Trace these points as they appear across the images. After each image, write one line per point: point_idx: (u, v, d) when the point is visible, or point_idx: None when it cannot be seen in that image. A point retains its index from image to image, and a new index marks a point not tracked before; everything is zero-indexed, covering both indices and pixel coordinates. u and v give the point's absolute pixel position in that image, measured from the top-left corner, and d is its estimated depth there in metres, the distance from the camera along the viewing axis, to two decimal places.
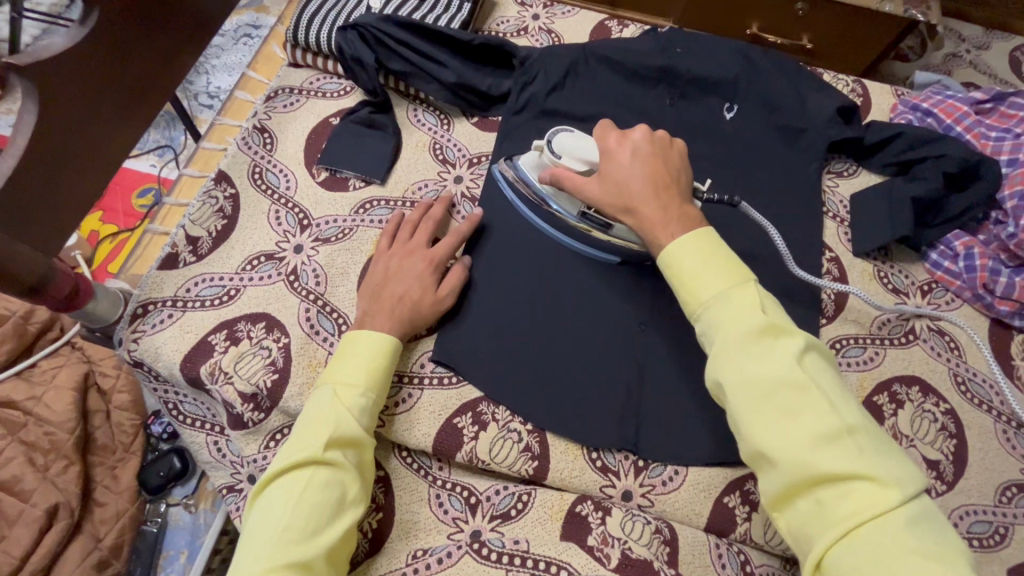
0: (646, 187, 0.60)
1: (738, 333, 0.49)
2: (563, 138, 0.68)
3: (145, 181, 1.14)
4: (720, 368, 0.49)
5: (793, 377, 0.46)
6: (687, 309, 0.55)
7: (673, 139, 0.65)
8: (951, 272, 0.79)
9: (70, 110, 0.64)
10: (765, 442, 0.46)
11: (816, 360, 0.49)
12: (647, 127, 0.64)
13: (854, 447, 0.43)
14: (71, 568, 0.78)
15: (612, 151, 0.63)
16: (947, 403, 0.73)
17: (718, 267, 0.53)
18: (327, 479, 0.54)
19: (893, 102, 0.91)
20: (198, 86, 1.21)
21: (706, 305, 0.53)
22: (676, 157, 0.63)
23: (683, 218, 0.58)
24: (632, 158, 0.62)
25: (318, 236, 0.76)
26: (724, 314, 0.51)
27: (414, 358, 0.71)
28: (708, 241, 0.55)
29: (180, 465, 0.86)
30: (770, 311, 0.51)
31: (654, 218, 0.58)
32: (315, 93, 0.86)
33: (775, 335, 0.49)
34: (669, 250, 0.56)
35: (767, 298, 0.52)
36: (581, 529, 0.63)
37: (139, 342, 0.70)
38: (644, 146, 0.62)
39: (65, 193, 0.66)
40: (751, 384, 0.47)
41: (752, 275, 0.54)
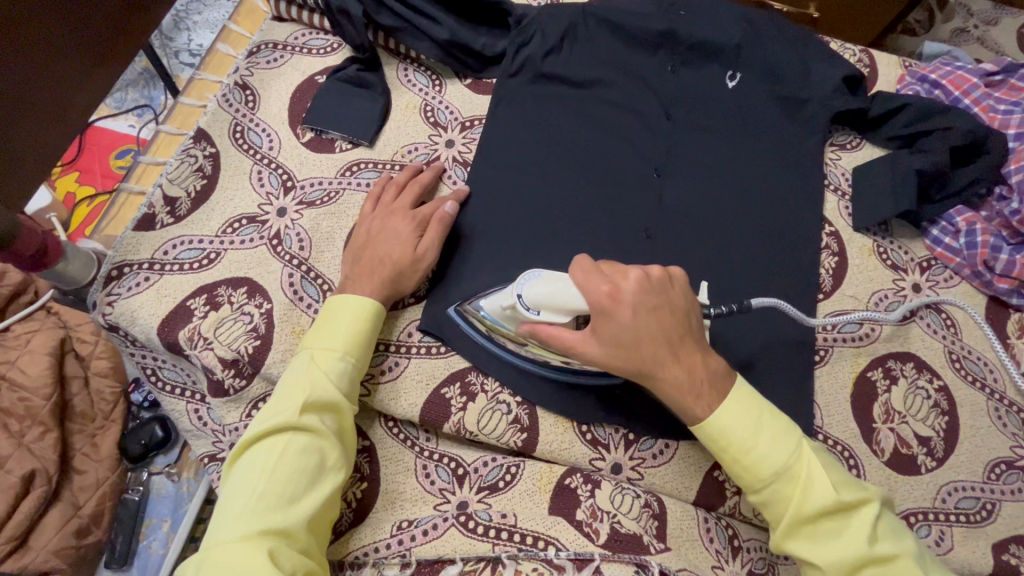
0: (662, 350, 0.54)
1: (807, 514, 0.51)
2: (533, 287, 0.57)
3: (125, 142, 1.09)
4: (796, 546, 0.52)
5: (875, 553, 0.49)
6: (741, 481, 0.55)
7: (671, 270, 0.56)
8: (951, 249, 0.77)
9: (22, 55, 0.60)
10: None
11: (886, 520, 0.52)
12: (642, 270, 0.54)
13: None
14: (49, 536, 0.76)
15: (607, 307, 0.53)
16: (941, 380, 0.72)
17: (770, 434, 0.54)
18: (305, 446, 0.52)
19: (901, 72, 0.88)
20: (179, 42, 1.16)
21: (766, 483, 0.53)
22: (681, 294, 0.55)
23: (710, 378, 0.55)
24: (633, 316, 0.53)
25: (303, 198, 0.73)
26: (787, 488, 0.53)
27: (400, 327, 0.69)
28: (746, 398, 0.55)
29: (162, 434, 0.85)
30: (837, 481, 0.52)
31: (679, 383, 0.54)
32: (299, 49, 0.82)
33: (846, 507, 0.51)
34: (710, 422, 0.55)
35: (821, 457, 0.54)
36: (570, 502, 0.62)
37: (115, 306, 0.67)
38: (644, 296, 0.54)
39: (20, 146, 0.62)
40: (836, 568, 0.50)
41: (795, 428, 0.55)
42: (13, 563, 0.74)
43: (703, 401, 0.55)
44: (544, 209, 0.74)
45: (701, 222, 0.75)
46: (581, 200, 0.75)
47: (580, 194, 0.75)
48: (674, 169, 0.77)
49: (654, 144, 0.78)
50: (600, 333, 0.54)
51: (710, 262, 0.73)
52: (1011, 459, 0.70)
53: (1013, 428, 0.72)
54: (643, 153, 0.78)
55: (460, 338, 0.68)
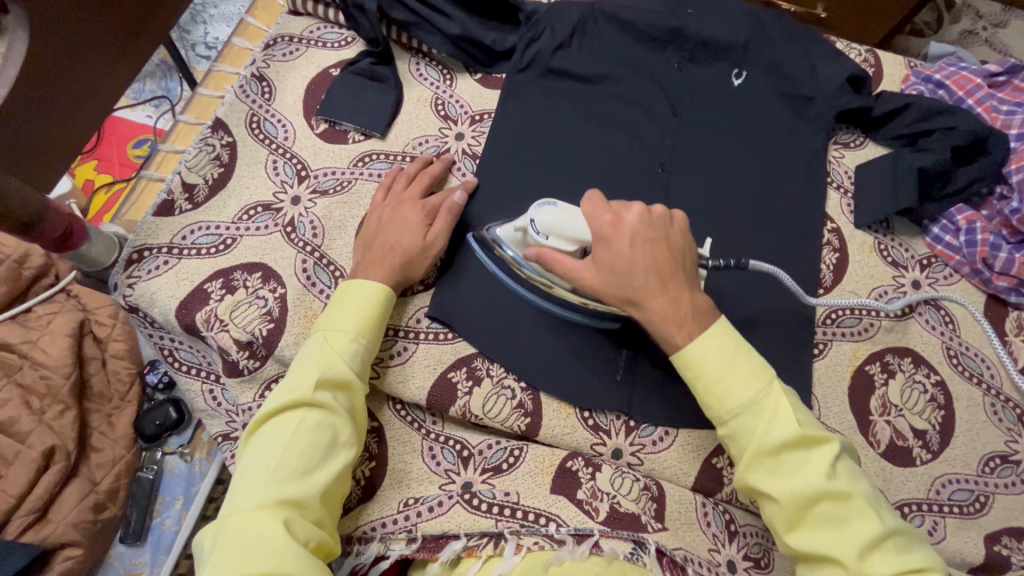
0: (652, 279, 0.56)
1: (770, 445, 0.52)
2: (546, 213, 0.61)
3: (141, 132, 1.12)
4: (754, 477, 0.52)
5: (833, 488, 0.50)
6: (710, 410, 0.56)
7: (673, 212, 0.60)
8: (951, 247, 0.78)
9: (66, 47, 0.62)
10: (808, 545, 0.50)
11: (846, 461, 0.52)
12: (644, 205, 0.58)
13: (894, 547, 0.48)
14: (66, 511, 0.78)
15: (607, 235, 0.57)
16: (938, 375, 0.74)
17: (742, 369, 0.54)
18: (318, 421, 0.55)
19: (905, 73, 0.89)
20: (195, 35, 1.18)
21: (733, 415, 0.54)
22: (680, 234, 0.59)
23: (696, 312, 0.56)
24: (631, 245, 0.57)
25: (316, 187, 0.75)
26: (753, 422, 0.53)
27: (409, 313, 0.71)
28: (724, 334, 0.56)
29: (176, 415, 0.87)
30: (802, 417, 0.53)
31: (665, 313, 0.56)
32: (314, 43, 0.84)
33: (809, 443, 0.52)
34: (689, 352, 0.55)
35: (791, 397, 0.54)
36: (571, 483, 0.64)
37: (135, 288, 0.69)
38: (645, 228, 0.57)
39: (52, 129, 0.65)
40: (793, 500, 0.50)
41: (769, 369, 0.55)
42: (33, 534, 0.77)
43: (686, 330, 0.56)
44: (550, 201, 0.76)
45: (704, 216, 0.77)
46: (587, 193, 0.77)
47: (586, 187, 0.77)
48: (679, 165, 0.79)
49: (659, 140, 0.80)
50: (598, 260, 0.58)
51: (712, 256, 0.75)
52: (1006, 454, 0.71)
53: (1009, 423, 0.73)
54: (648, 149, 0.79)
55: (483, 272, 0.71)
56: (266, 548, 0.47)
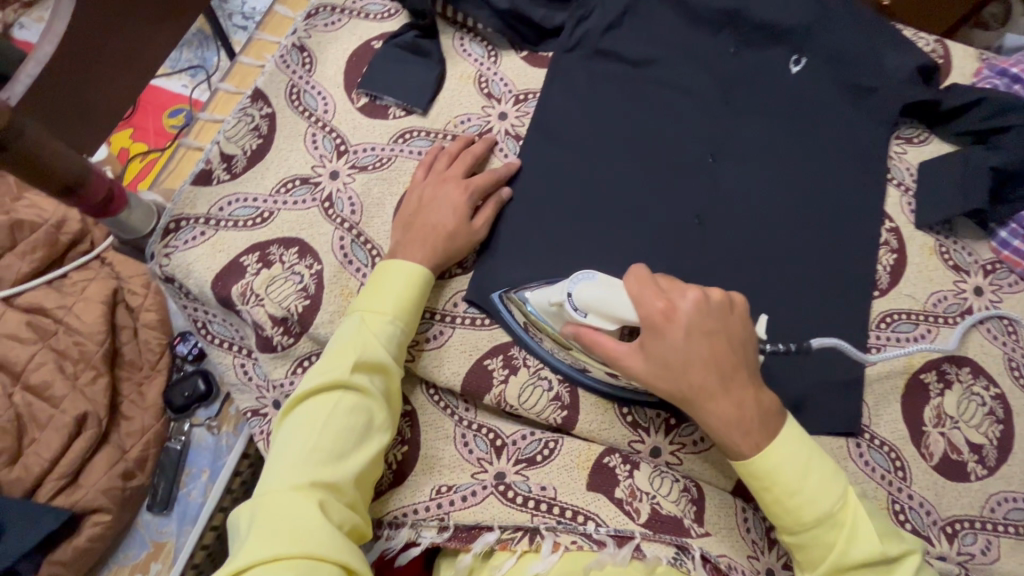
0: (712, 378, 0.53)
1: (849, 563, 0.50)
2: (586, 288, 0.56)
3: (177, 101, 1.11)
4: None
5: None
6: (779, 522, 0.53)
7: (733, 296, 0.55)
8: (1020, 253, 0.74)
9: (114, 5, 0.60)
10: None
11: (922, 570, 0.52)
12: (702, 292, 0.54)
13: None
14: (97, 476, 0.80)
15: (659, 325, 0.53)
16: (998, 387, 0.70)
17: (818, 476, 0.52)
18: (354, 404, 0.53)
19: (977, 66, 0.83)
20: (232, 5, 1.16)
21: (808, 527, 0.51)
22: (740, 325, 0.55)
23: (760, 413, 0.53)
24: (687, 338, 0.53)
25: (355, 162, 0.73)
26: (829, 536, 0.51)
27: (447, 296, 0.69)
28: (796, 439, 0.53)
29: (204, 387, 0.86)
30: (881, 529, 0.51)
31: (727, 418, 0.53)
32: (357, 14, 0.82)
33: (889, 559, 0.50)
34: (756, 463, 0.53)
35: (865, 504, 0.53)
36: (609, 479, 0.62)
37: (171, 258, 0.68)
38: (700, 318, 0.53)
39: (98, 88, 0.63)
40: None
41: (842, 473, 0.53)
42: (64, 498, 0.78)
43: (752, 439, 0.53)
44: (595, 186, 0.73)
45: (756, 210, 0.73)
46: (634, 179, 0.73)
47: (633, 174, 0.74)
48: (731, 155, 0.75)
49: (711, 128, 0.76)
50: (648, 349, 0.54)
51: (763, 251, 0.72)
52: None
53: None
54: (699, 136, 0.76)
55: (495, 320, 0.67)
56: (304, 531, 0.46)
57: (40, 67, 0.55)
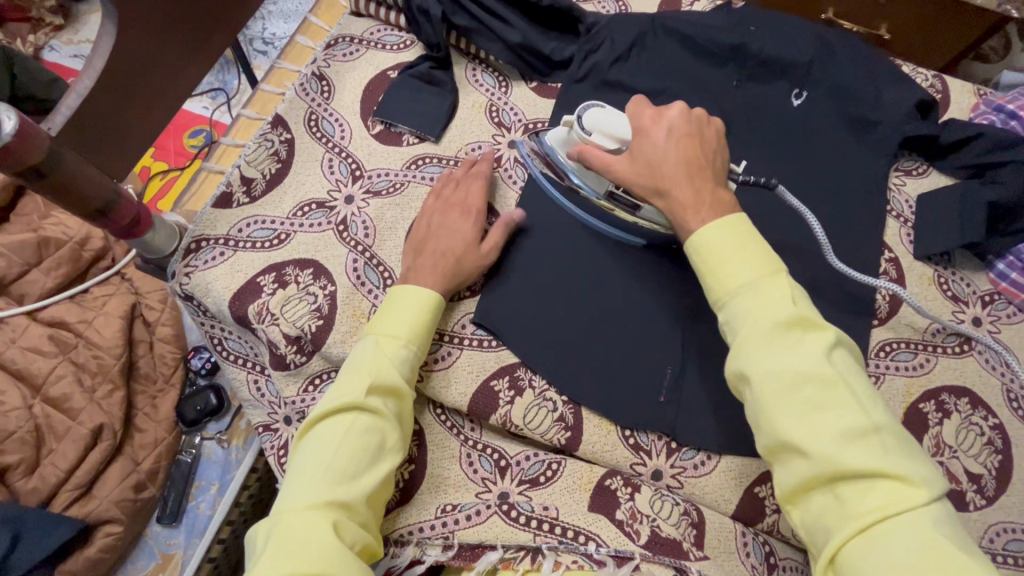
0: (680, 170, 0.57)
1: (764, 325, 0.49)
2: (593, 113, 0.64)
3: (198, 122, 1.15)
4: (742, 357, 0.49)
5: (820, 371, 0.46)
6: (711, 295, 0.54)
7: (712, 117, 0.62)
8: (1017, 285, 0.75)
9: (146, 41, 0.64)
10: (786, 431, 0.46)
11: (844, 355, 0.49)
12: (685, 105, 0.60)
13: (880, 443, 0.44)
14: (111, 486, 0.82)
15: (647, 128, 0.60)
16: (996, 417, 0.71)
17: (748, 254, 0.53)
18: (369, 425, 0.55)
19: (974, 101, 0.86)
20: (254, 30, 1.21)
21: (733, 294, 0.52)
22: (714, 136, 0.60)
23: (716, 203, 0.56)
24: (667, 136, 0.59)
25: (370, 188, 0.76)
26: (750, 302, 0.51)
27: (456, 318, 0.71)
28: (735, 225, 0.54)
29: (216, 401, 0.88)
30: (800, 301, 0.50)
31: (687, 201, 0.56)
32: (374, 44, 0.85)
33: (803, 328, 0.49)
34: (696, 236, 0.55)
35: (798, 289, 0.52)
36: (610, 502, 0.64)
37: (192, 277, 0.71)
38: (682, 125, 0.59)
39: (137, 120, 0.67)
40: (778, 377, 0.47)
41: (777, 260, 0.53)
42: (79, 508, 0.80)
43: (702, 217, 0.55)
44: None
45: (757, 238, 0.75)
46: None
47: None
48: None
49: None
50: (633, 150, 0.60)
51: None
52: None
53: None
54: None
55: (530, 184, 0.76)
56: (317, 549, 0.47)
57: (78, 100, 0.59)
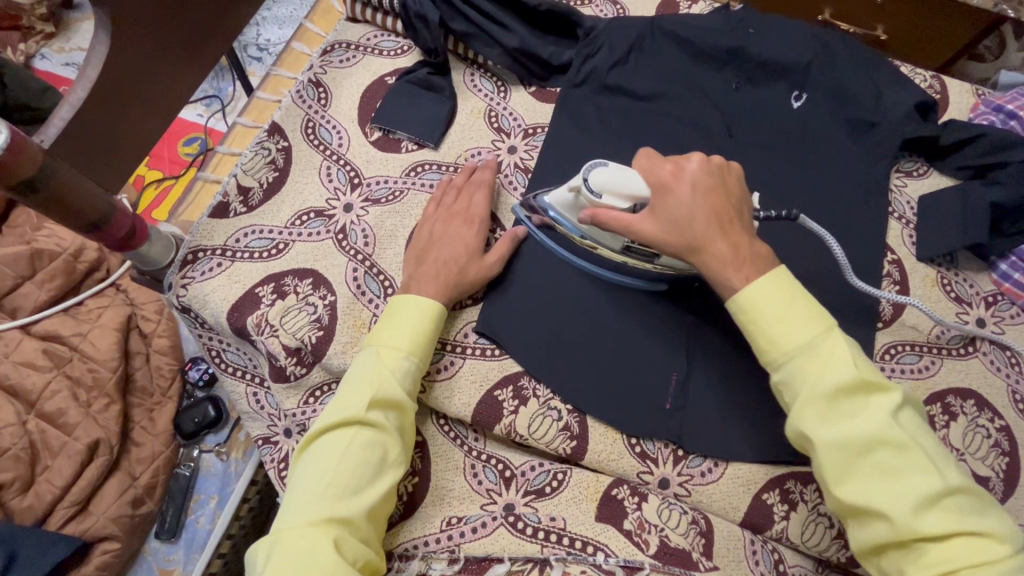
0: (712, 228, 0.56)
1: (827, 393, 0.50)
2: (600, 172, 0.61)
3: (192, 129, 1.13)
4: (807, 423, 0.50)
5: (889, 436, 0.48)
6: (765, 357, 0.54)
7: (728, 163, 0.60)
8: (1020, 285, 0.75)
9: (140, 50, 0.63)
10: (861, 498, 0.48)
11: (905, 411, 0.50)
12: (703, 154, 0.58)
13: (953, 505, 0.46)
14: (108, 503, 0.80)
15: (668, 185, 0.58)
16: (1002, 419, 0.70)
17: (803, 314, 0.53)
18: (370, 439, 0.54)
19: (973, 101, 0.86)
20: (248, 36, 1.20)
21: (792, 358, 0.52)
22: (735, 183, 0.59)
23: (753, 257, 0.55)
24: (691, 192, 0.57)
25: (369, 196, 0.75)
26: (811, 369, 0.51)
27: (458, 327, 0.70)
28: (786, 284, 0.54)
29: (214, 413, 0.87)
30: (858, 362, 0.51)
31: (723, 257, 0.55)
32: (371, 50, 0.84)
33: (867, 391, 0.50)
34: (745, 296, 0.54)
35: (854, 347, 0.53)
36: (617, 511, 0.63)
37: (189, 288, 0.70)
38: (704, 177, 0.57)
39: (131, 130, 0.66)
40: (847, 445, 0.49)
41: (829, 317, 0.54)
42: (75, 526, 0.78)
43: (744, 274, 0.55)
44: None
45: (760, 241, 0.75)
46: None
47: None
48: None
49: None
50: (658, 209, 0.58)
51: None
52: None
53: None
54: None
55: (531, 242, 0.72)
56: (318, 567, 0.46)
57: (72, 112, 0.58)
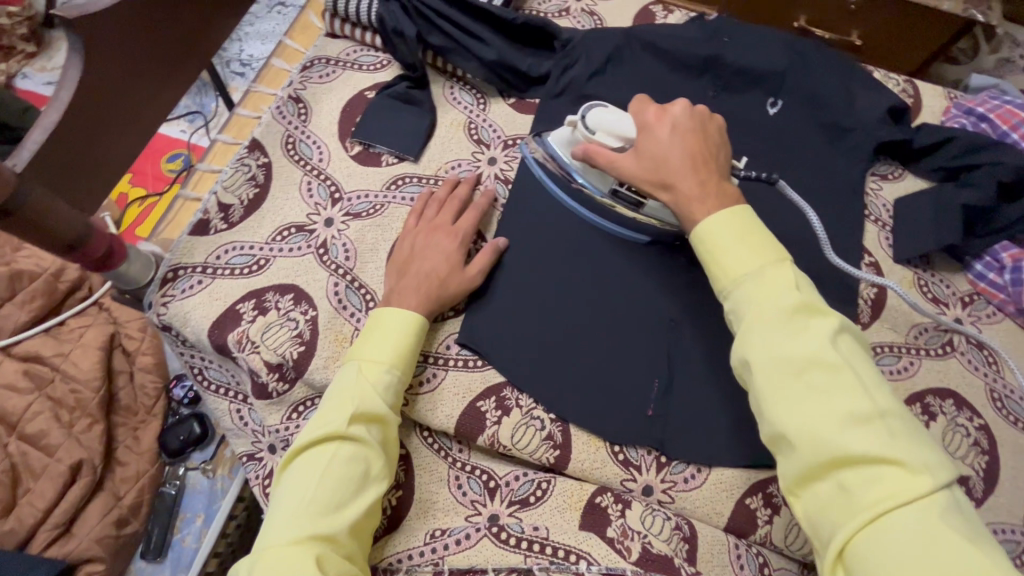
0: (685, 164, 0.58)
1: (771, 311, 0.49)
2: (596, 113, 0.65)
3: (174, 146, 1.14)
4: (747, 342, 0.49)
5: (823, 356, 0.46)
6: (716, 284, 0.54)
7: (713, 115, 0.63)
8: (995, 285, 0.76)
9: (114, 70, 0.63)
10: (787, 417, 0.45)
11: (847, 340, 0.49)
12: (688, 102, 0.61)
13: (886, 428, 0.43)
14: (91, 524, 0.80)
15: (650, 125, 0.61)
16: (981, 418, 0.71)
17: (754, 242, 0.53)
18: (352, 454, 0.54)
19: (945, 105, 0.87)
20: (231, 52, 1.20)
21: (740, 279, 0.52)
22: (716, 133, 0.61)
23: (722, 196, 0.56)
24: (670, 132, 0.60)
25: (349, 210, 0.76)
26: (756, 290, 0.51)
27: (440, 339, 0.70)
28: (743, 218, 0.54)
29: (200, 430, 0.86)
30: (804, 289, 0.50)
31: (691, 191, 0.56)
32: (350, 66, 0.85)
33: (809, 315, 0.49)
34: (701, 227, 0.55)
35: (802, 278, 0.52)
36: (600, 520, 0.63)
37: (169, 307, 0.70)
38: (687, 122, 0.60)
39: (106, 151, 0.66)
40: (783, 362, 0.47)
41: (784, 251, 0.53)
42: (57, 549, 0.78)
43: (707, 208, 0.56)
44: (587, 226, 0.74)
45: None
46: None
47: None
48: None
49: None
50: (637, 148, 0.60)
51: None
52: None
53: None
54: None
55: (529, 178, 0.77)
56: None
57: (45, 135, 0.58)
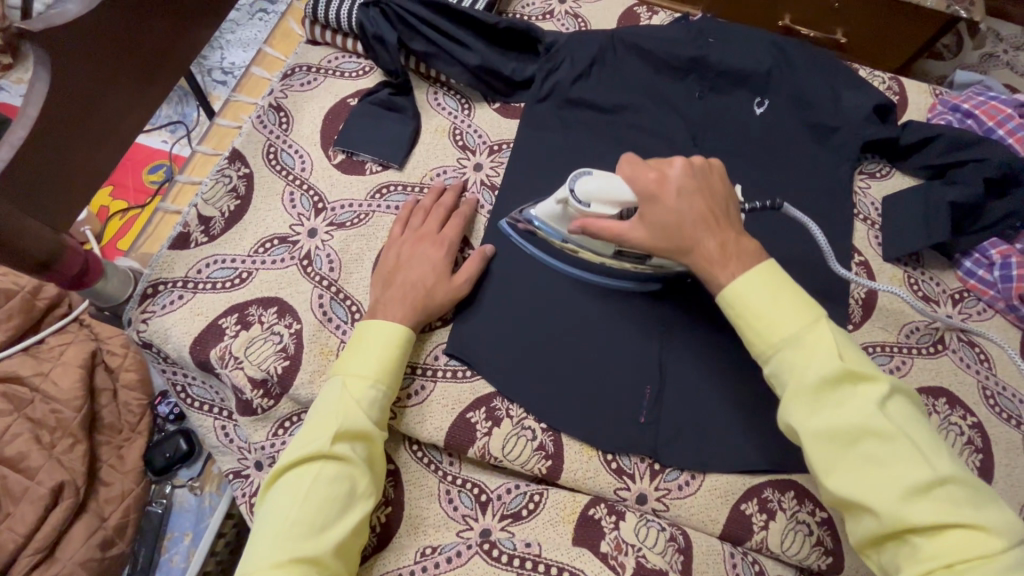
0: (701, 231, 0.57)
1: (812, 383, 0.49)
2: (586, 182, 0.62)
3: (157, 157, 1.12)
4: (793, 414, 0.49)
5: (875, 425, 0.46)
6: (753, 348, 0.54)
7: (710, 160, 0.61)
8: (985, 281, 0.76)
9: (81, 84, 0.61)
10: (848, 491, 0.46)
11: (896, 400, 0.49)
12: (685, 158, 0.59)
13: (947, 495, 0.44)
14: (75, 547, 0.78)
15: (653, 191, 0.58)
16: (974, 416, 0.71)
17: (788, 303, 0.52)
18: (335, 474, 0.53)
19: (931, 101, 0.87)
20: (212, 60, 1.19)
21: (777, 347, 0.52)
22: (718, 182, 0.60)
23: (739, 254, 0.56)
24: (677, 197, 0.57)
25: (333, 220, 0.74)
26: (796, 358, 0.50)
27: (428, 349, 0.69)
28: (774, 276, 0.54)
29: (186, 446, 0.85)
30: (844, 352, 0.50)
31: (712, 255, 0.56)
32: (332, 73, 0.84)
33: (854, 380, 0.49)
34: (730, 289, 0.55)
35: (841, 336, 0.51)
36: (594, 532, 0.62)
37: (149, 323, 0.68)
38: (689, 180, 0.58)
39: (75, 166, 0.63)
40: (834, 435, 0.47)
41: (817, 307, 0.53)
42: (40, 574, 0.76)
43: (730, 271, 0.55)
44: None
45: None
46: None
47: None
48: None
49: None
50: (645, 217, 0.58)
51: None
52: None
53: None
54: None
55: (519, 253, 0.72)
56: None
57: (11, 151, 0.55)
